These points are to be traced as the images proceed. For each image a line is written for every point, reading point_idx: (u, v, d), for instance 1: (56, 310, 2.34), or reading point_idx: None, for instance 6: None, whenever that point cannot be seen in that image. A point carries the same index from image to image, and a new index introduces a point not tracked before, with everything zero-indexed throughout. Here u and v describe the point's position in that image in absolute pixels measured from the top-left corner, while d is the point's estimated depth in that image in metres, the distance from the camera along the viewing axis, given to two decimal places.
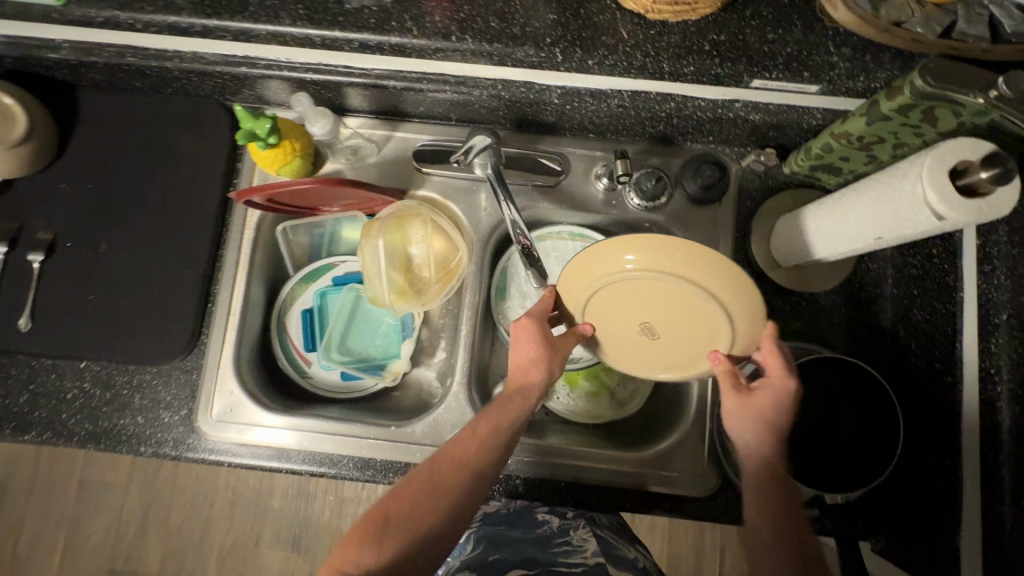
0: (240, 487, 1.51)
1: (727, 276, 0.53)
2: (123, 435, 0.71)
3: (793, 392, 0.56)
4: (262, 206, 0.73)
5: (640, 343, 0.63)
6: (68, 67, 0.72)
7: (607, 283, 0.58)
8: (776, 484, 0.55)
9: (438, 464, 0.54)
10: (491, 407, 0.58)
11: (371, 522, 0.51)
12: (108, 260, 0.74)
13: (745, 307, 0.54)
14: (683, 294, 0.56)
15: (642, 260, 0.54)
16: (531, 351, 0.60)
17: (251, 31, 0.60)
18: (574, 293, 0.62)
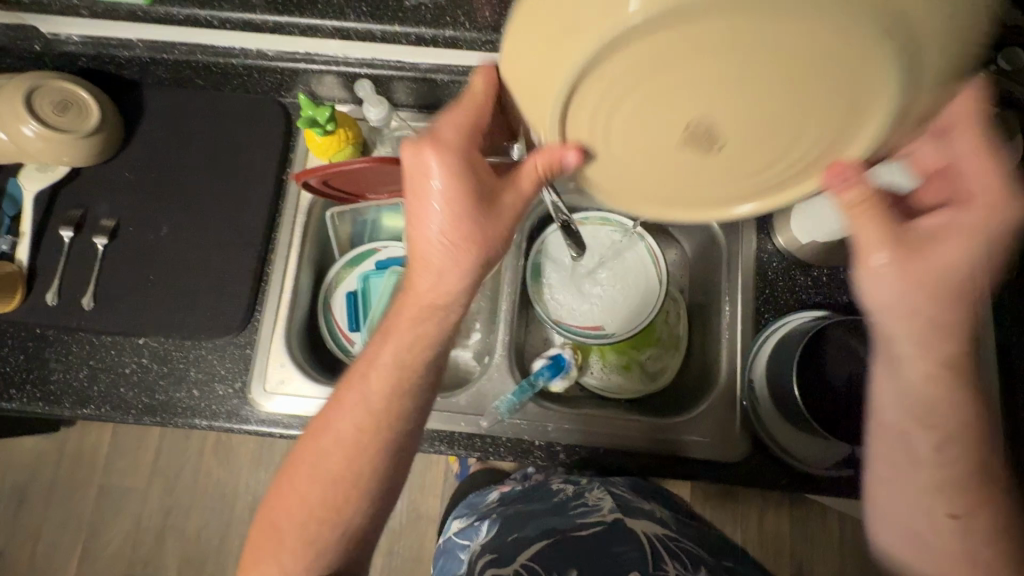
0: (260, 490, 1.51)
1: (775, 61, 0.39)
2: (179, 407, 0.74)
3: (982, 228, 0.50)
4: (314, 190, 0.77)
5: (682, 151, 0.47)
6: (139, 66, 0.78)
7: (613, 48, 0.38)
8: (937, 334, 0.53)
9: (313, 448, 0.57)
10: (384, 352, 0.56)
11: (266, 523, 0.57)
12: (168, 243, 0.79)
13: (789, 80, 0.40)
14: (754, 60, 0.39)
15: (665, 53, 0.39)
16: (449, 232, 0.54)
17: (318, 26, 0.68)
18: (529, 132, 0.49)
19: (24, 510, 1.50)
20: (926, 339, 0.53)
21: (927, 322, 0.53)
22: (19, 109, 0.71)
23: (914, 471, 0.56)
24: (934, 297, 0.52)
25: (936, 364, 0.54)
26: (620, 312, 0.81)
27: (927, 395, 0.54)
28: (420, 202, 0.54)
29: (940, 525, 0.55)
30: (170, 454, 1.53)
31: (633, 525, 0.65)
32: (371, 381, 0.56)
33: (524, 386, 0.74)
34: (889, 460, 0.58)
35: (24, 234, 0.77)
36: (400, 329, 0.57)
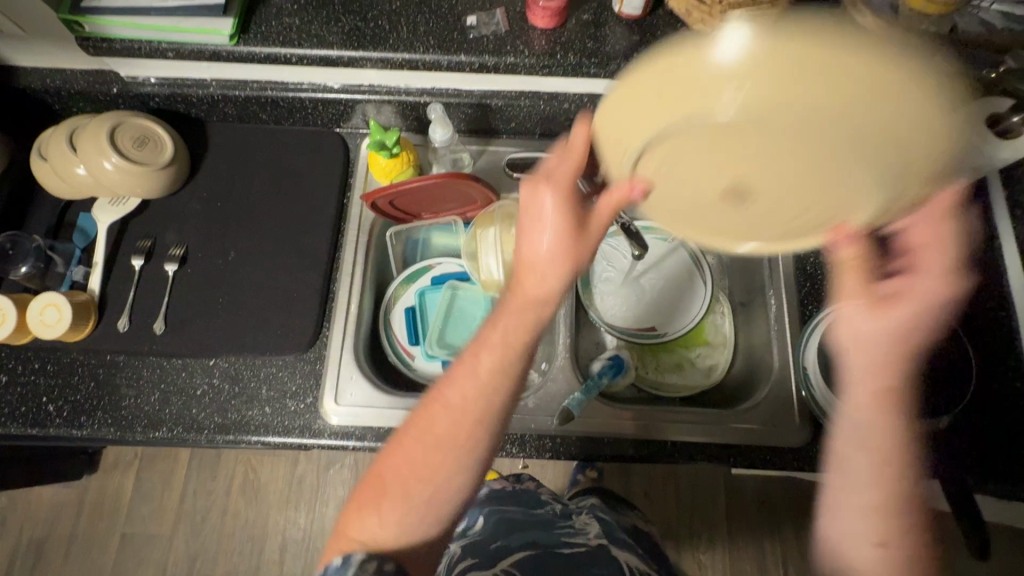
0: (290, 530, 1.48)
1: (875, 79, 0.37)
2: (252, 425, 0.75)
3: (935, 295, 0.52)
4: (379, 210, 0.83)
5: (719, 207, 0.51)
6: (208, 103, 0.83)
7: (672, 130, 0.42)
8: (896, 370, 0.52)
9: (419, 438, 0.54)
10: (500, 319, 0.56)
11: (365, 493, 0.54)
12: (235, 266, 0.82)
13: (900, 105, 0.37)
14: (844, 98, 0.37)
15: (745, 79, 0.38)
16: (555, 244, 0.55)
17: (389, 58, 0.73)
18: (629, 136, 0.44)
19: (42, 567, 1.44)
20: (887, 373, 0.52)
21: (897, 350, 0.52)
22: (101, 143, 0.75)
23: (877, 482, 0.52)
24: (896, 338, 0.52)
25: (886, 397, 0.52)
26: (668, 313, 0.86)
27: (869, 411, 0.52)
28: (528, 223, 0.56)
29: (863, 552, 0.52)
30: (196, 498, 1.50)
31: (619, 555, 0.73)
32: (483, 356, 0.55)
33: (589, 385, 0.77)
34: (863, 475, 0.52)
35: (97, 264, 0.80)
36: (512, 303, 0.56)
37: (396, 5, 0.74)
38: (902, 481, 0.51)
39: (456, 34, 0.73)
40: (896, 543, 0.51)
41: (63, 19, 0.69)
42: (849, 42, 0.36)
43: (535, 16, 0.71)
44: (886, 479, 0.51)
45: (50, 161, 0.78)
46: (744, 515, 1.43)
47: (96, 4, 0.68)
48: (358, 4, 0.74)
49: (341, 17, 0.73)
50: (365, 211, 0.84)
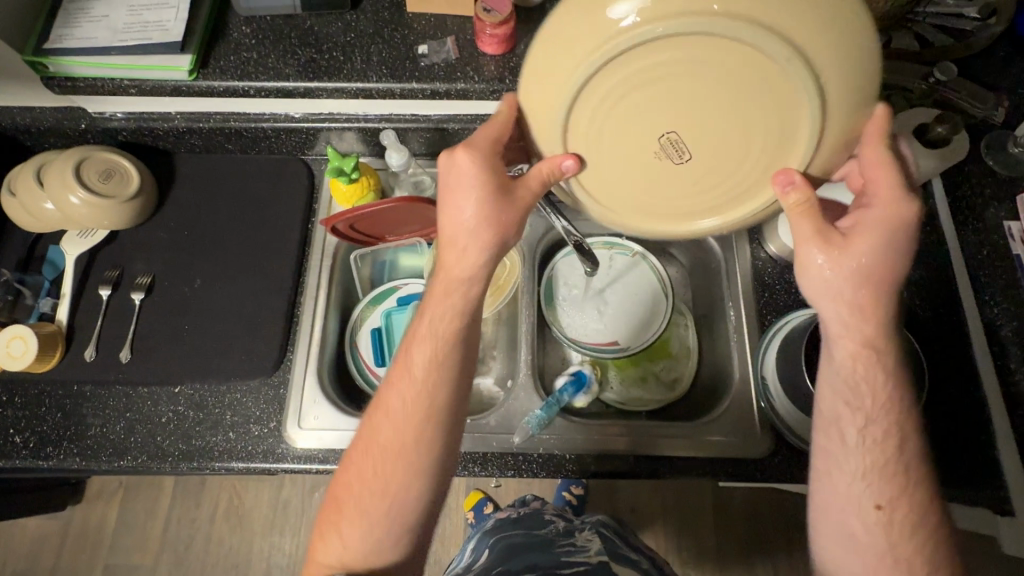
0: (275, 556, 1.47)
1: (735, 65, 0.45)
2: (215, 451, 0.75)
3: (904, 220, 0.52)
4: (340, 234, 0.84)
5: (658, 169, 0.53)
6: (174, 136, 0.86)
7: (588, 108, 0.50)
8: (865, 288, 0.54)
9: (369, 451, 0.61)
10: (421, 328, 0.63)
11: (331, 512, 0.62)
12: (201, 294, 0.83)
13: (779, 65, 0.44)
14: (721, 41, 0.44)
15: (653, 13, 0.43)
16: (478, 214, 0.59)
17: (343, 88, 0.75)
18: (556, 114, 0.50)
19: None
20: (868, 307, 0.54)
21: (869, 303, 0.54)
22: (68, 178, 0.77)
23: (871, 448, 0.54)
24: (867, 288, 0.53)
25: (864, 323, 0.54)
26: (630, 326, 0.85)
27: (850, 358, 0.55)
28: (451, 187, 0.59)
29: (853, 496, 0.54)
30: (179, 525, 1.49)
31: (619, 569, 0.72)
32: (403, 385, 0.61)
33: (550, 402, 0.77)
34: (845, 422, 0.55)
35: (64, 296, 0.81)
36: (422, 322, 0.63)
37: (350, 38, 0.77)
38: (879, 389, 0.55)
39: (408, 63, 0.75)
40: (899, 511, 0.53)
41: (28, 61, 0.71)
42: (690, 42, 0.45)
43: (483, 43, 0.74)
44: (881, 402, 0.55)
45: (18, 197, 0.80)
46: (732, 528, 1.41)
47: (57, 45, 0.71)
48: (314, 38, 0.77)
49: (297, 49, 0.76)
50: (329, 235, 0.86)
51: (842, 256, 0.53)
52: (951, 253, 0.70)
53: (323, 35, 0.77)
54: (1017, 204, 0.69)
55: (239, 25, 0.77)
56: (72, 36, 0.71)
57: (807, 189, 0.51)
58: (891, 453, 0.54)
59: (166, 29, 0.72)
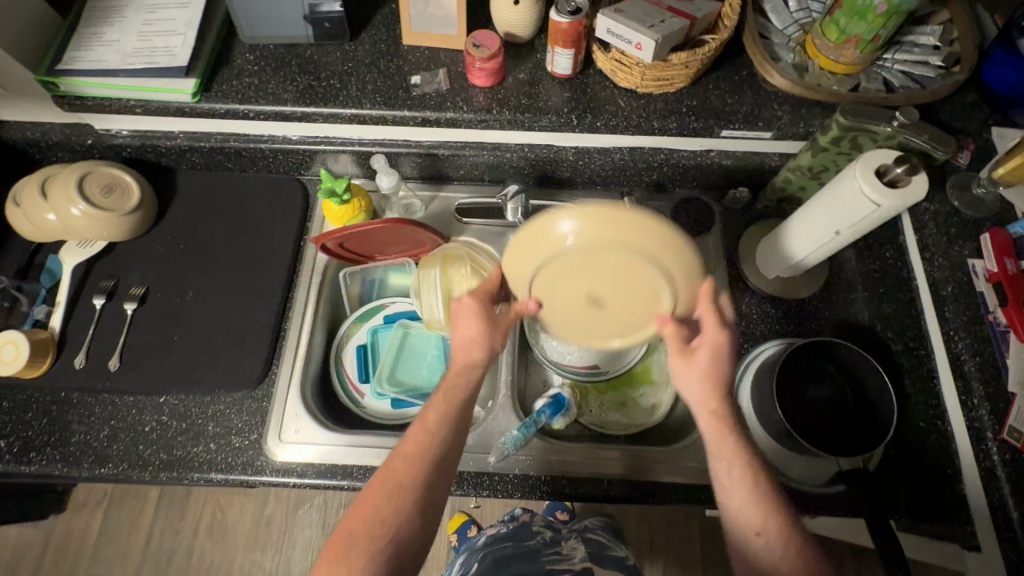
0: (254, 574, 1.45)
1: (650, 230, 0.58)
2: (195, 462, 0.76)
3: (726, 345, 0.63)
4: (330, 251, 0.86)
5: (587, 314, 0.72)
6: (176, 153, 0.89)
7: (541, 267, 0.66)
8: (723, 409, 0.62)
9: (382, 485, 0.62)
10: (450, 377, 0.68)
11: (332, 550, 0.60)
12: (192, 306, 0.86)
13: (665, 250, 0.60)
14: (634, 251, 0.60)
15: (577, 233, 0.60)
16: (477, 331, 0.68)
17: (338, 113, 0.79)
18: (521, 277, 0.67)
19: None
20: (717, 426, 0.61)
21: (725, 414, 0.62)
22: (70, 190, 0.80)
23: (750, 503, 0.58)
24: (714, 401, 0.62)
25: (718, 431, 0.61)
26: (612, 352, 0.86)
27: (714, 445, 0.61)
28: (457, 317, 0.70)
29: (752, 544, 0.57)
30: (161, 539, 1.48)
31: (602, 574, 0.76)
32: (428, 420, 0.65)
33: (528, 423, 0.78)
34: (729, 486, 0.60)
35: (59, 303, 0.83)
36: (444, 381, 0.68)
37: (347, 67, 0.81)
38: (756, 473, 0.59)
39: (401, 92, 0.79)
40: (774, 531, 0.57)
41: (40, 80, 0.76)
42: (603, 240, 0.60)
43: (474, 76, 0.78)
44: (745, 479, 0.59)
45: (22, 207, 0.83)
46: (720, 560, 1.39)
47: (68, 67, 0.75)
48: (313, 66, 0.81)
49: (296, 76, 0.80)
50: (319, 252, 0.88)
51: (685, 381, 0.64)
52: (920, 288, 0.72)
53: (323, 64, 0.81)
54: (982, 243, 0.71)
55: (243, 52, 0.81)
56: (84, 58, 0.76)
57: (710, 321, 0.63)
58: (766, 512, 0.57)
59: (172, 54, 0.76)
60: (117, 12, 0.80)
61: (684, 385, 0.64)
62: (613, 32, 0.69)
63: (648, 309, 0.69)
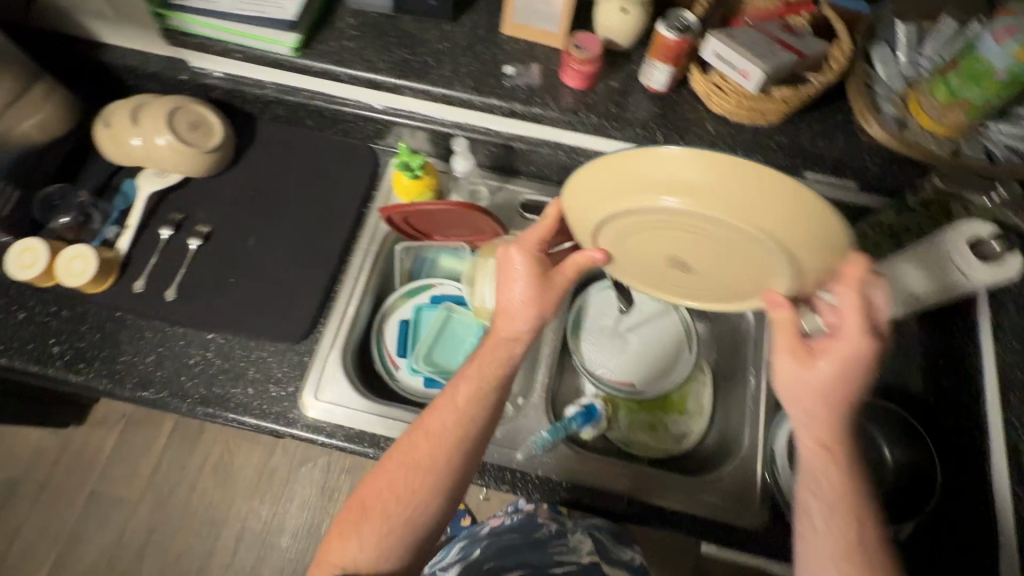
0: (250, 520, 1.49)
1: (781, 198, 0.52)
2: (231, 402, 0.78)
3: (865, 356, 0.58)
4: (393, 224, 0.88)
5: (670, 271, 0.69)
6: (262, 102, 0.91)
7: (623, 214, 0.60)
8: (837, 410, 0.61)
9: (402, 462, 0.67)
10: (470, 369, 0.70)
11: (350, 515, 0.67)
12: (252, 252, 0.88)
13: (775, 197, 0.52)
14: (734, 216, 0.54)
15: (677, 190, 0.54)
16: (526, 296, 0.70)
17: (428, 91, 0.79)
18: (615, 199, 0.59)
19: (8, 508, 1.48)
20: (822, 425, 0.61)
21: (824, 413, 0.61)
22: (161, 120, 0.83)
23: (830, 511, 0.60)
24: (824, 400, 0.60)
25: (820, 435, 0.61)
26: (647, 369, 0.88)
27: (809, 448, 0.62)
28: (509, 279, 0.71)
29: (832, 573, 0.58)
30: (169, 468, 1.53)
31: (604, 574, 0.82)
32: (460, 400, 0.69)
33: (558, 427, 0.78)
34: (822, 484, 0.61)
35: (128, 227, 0.86)
36: (484, 346, 0.71)
37: (444, 47, 0.82)
38: (838, 471, 0.60)
39: (493, 79, 0.79)
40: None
41: (154, 11, 0.79)
42: (721, 208, 0.54)
43: (568, 75, 0.78)
44: (832, 481, 0.60)
45: (111, 126, 0.86)
46: None
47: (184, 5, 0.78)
48: (411, 41, 0.82)
49: (394, 47, 0.81)
50: (381, 223, 0.90)
51: (787, 374, 0.62)
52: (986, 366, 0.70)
53: (421, 40, 0.82)
54: None
55: (346, 16, 0.83)
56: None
57: (851, 320, 0.58)
58: (844, 508, 0.59)
59: (281, 7, 0.78)
60: None
61: (802, 376, 0.61)
62: (722, 56, 0.69)
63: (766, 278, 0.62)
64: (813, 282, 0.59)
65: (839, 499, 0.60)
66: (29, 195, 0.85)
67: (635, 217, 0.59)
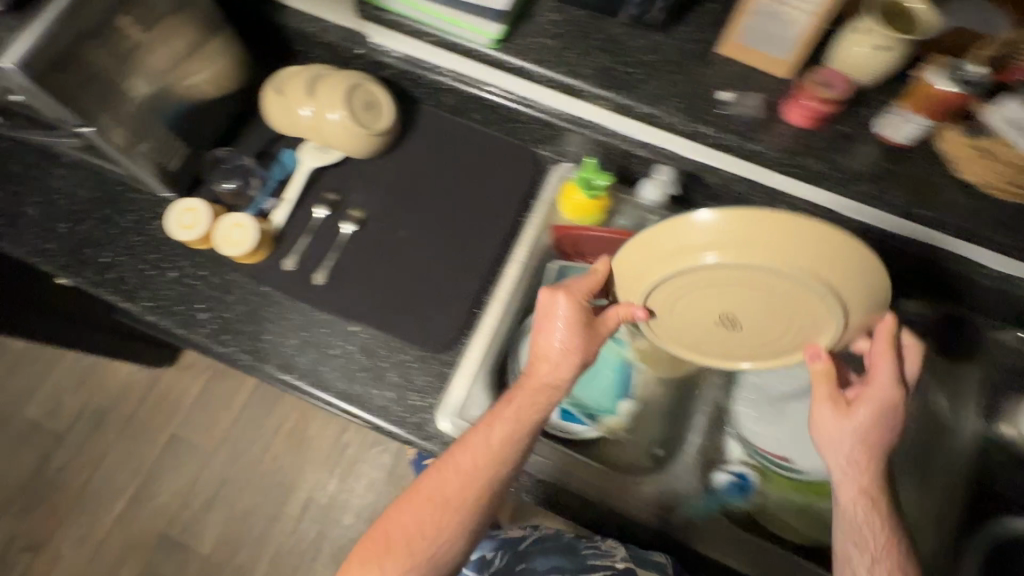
0: (316, 492, 1.49)
1: (822, 240, 0.54)
2: (370, 404, 0.75)
3: (894, 400, 0.63)
4: (558, 240, 0.82)
5: (715, 331, 0.68)
6: (433, 89, 0.86)
7: (677, 276, 0.60)
8: (869, 470, 0.62)
9: (434, 491, 0.63)
10: (503, 410, 0.65)
11: (366, 552, 0.62)
12: (403, 246, 0.83)
13: (827, 260, 0.55)
14: (792, 266, 0.55)
15: (719, 248, 0.56)
16: (567, 342, 0.67)
17: (630, 108, 0.72)
18: (653, 269, 0.62)
19: (95, 436, 1.53)
20: (863, 475, 0.62)
21: (865, 465, 0.62)
22: (339, 95, 0.79)
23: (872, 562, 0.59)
24: (862, 439, 0.63)
25: (865, 488, 0.62)
26: (813, 447, 0.77)
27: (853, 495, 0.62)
28: (548, 321, 0.68)
29: None
30: (246, 426, 1.54)
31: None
32: (493, 430, 0.64)
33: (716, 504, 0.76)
34: (851, 543, 0.61)
35: (285, 199, 0.84)
36: (508, 403, 0.66)
37: (652, 59, 0.74)
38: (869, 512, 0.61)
39: (704, 104, 0.71)
40: None
41: None
42: (751, 255, 0.56)
43: (794, 110, 0.69)
44: (874, 539, 0.60)
45: (284, 93, 0.83)
46: None
47: None
48: (616, 46, 0.74)
49: (597, 52, 0.74)
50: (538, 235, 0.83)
51: (829, 427, 0.63)
52: None
53: (627, 47, 0.74)
54: None
55: (546, 10, 0.76)
56: None
57: (884, 338, 0.63)
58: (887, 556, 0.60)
59: None
60: None
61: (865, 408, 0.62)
62: (1013, 122, 0.63)
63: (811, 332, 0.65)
64: (850, 331, 0.63)
65: (889, 552, 0.60)
66: (195, 154, 0.84)
67: (681, 276, 0.60)
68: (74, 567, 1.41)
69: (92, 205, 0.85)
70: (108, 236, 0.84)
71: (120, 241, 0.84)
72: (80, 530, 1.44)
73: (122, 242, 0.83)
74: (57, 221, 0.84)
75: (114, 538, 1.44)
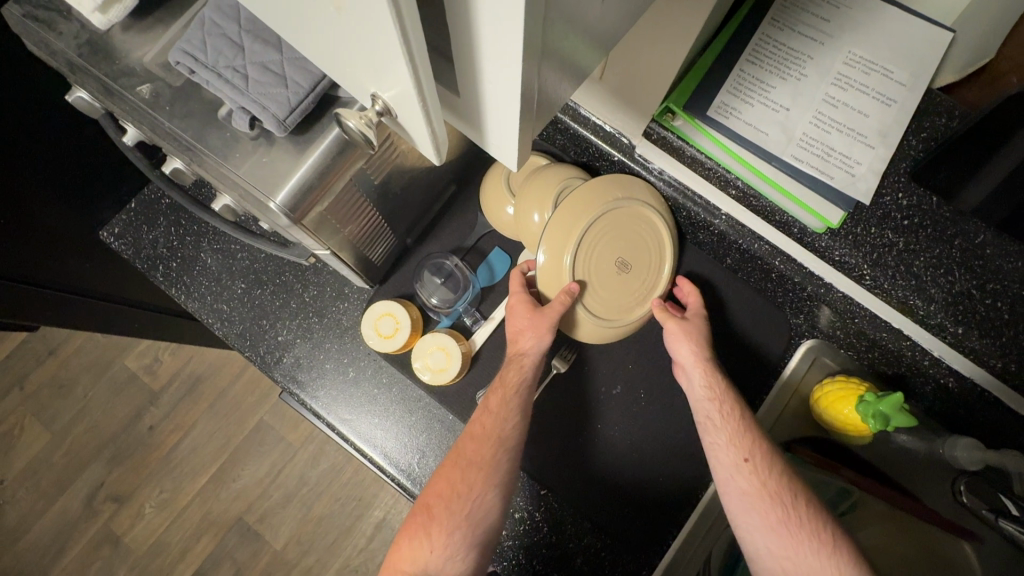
0: (392, 514, 1.40)
1: (605, 182, 0.65)
2: None
3: (699, 313, 0.68)
4: (815, 459, 0.69)
5: (633, 287, 0.68)
6: (691, 222, 0.72)
7: (579, 261, 0.64)
8: (731, 403, 0.60)
9: (455, 457, 0.58)
10: (505, 375, 0.62)
11: (415, 521, 0.55)
12: (612, 401, 0.75)
13: (627, 190, 0.66)
14: (592, 207, 0.63)
15: (575, 225, 0.63)
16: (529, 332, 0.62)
17: (979, 352, 0.56)
18: (568, 240, 0.62)
19: (185, 401, 1.45)
20: (730, 430, 0.58)
21: (728, 413, 0.59)
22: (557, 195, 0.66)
23: (775, 529, 0.51)
24: (704, 363, 0.63)
25: (734, 427, 0.58)
26: None
27: (732, 469, 0.56)
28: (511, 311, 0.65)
29: None
30: None
31: None
32: (493, 398, 0.61)
33: None
34: (752, 513, 0.53)
35: (491, 318, 0.73)
36: (497, 379, 0.62)
37: None
38: (774, 477, 0.54)
39: None
40: None
41: (664, 106, 0.59)
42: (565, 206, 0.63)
43: None
44: (770, 497, 0.53)
45: (517, 199, 0.69)
46: None
47: (717, 118, 0.57)
48: (981, 265, 0.55)
49: (956, 268, 0.55)
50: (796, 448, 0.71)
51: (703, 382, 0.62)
52: None
53: (997, 268, 0.55)
54: None
55: (896, 188, 0.57)
56: (734, 111, 0.57)
57: (696, 292, 0.69)
58: (809, 537, 0.50)
59: (850, 173, 0.55)
60: (799, 49, 0.57)
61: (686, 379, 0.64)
62: None
63: (651, 258, 0.69)
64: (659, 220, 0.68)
65: (793, 511, 0.52)
66: (400, 240, 0.71)
67: (571, 248, 0.63)
68: (152, 530, 1.39)
69: (272, 267, 0.74)
70: (286, 310, 0.73)
71: (297, 318, 0.73)
72: (162, 493, 1.41)
73: (299, 321, 0.73)
74: (233, 278, 0.74)
75: (193, 510, 1.40)
